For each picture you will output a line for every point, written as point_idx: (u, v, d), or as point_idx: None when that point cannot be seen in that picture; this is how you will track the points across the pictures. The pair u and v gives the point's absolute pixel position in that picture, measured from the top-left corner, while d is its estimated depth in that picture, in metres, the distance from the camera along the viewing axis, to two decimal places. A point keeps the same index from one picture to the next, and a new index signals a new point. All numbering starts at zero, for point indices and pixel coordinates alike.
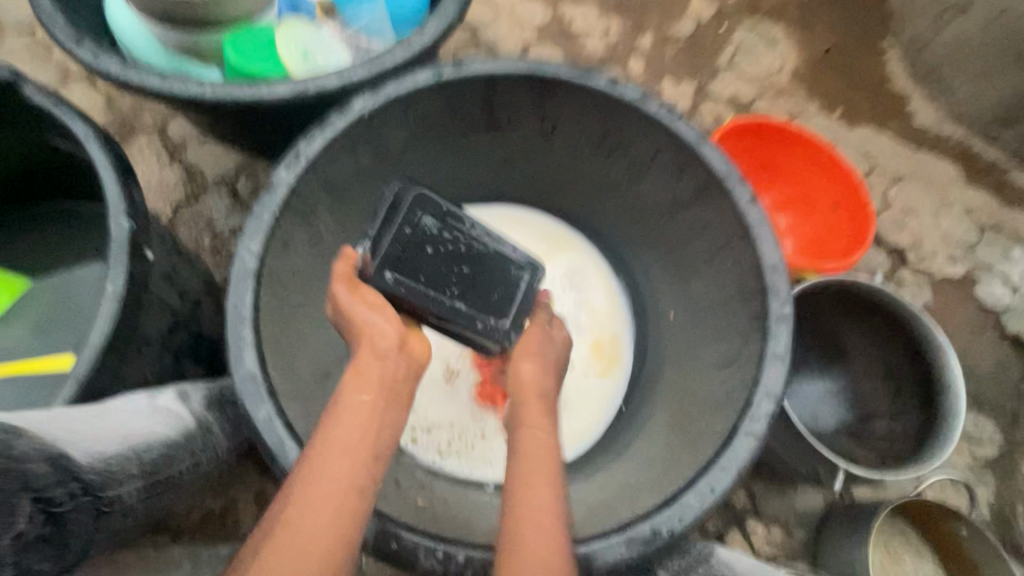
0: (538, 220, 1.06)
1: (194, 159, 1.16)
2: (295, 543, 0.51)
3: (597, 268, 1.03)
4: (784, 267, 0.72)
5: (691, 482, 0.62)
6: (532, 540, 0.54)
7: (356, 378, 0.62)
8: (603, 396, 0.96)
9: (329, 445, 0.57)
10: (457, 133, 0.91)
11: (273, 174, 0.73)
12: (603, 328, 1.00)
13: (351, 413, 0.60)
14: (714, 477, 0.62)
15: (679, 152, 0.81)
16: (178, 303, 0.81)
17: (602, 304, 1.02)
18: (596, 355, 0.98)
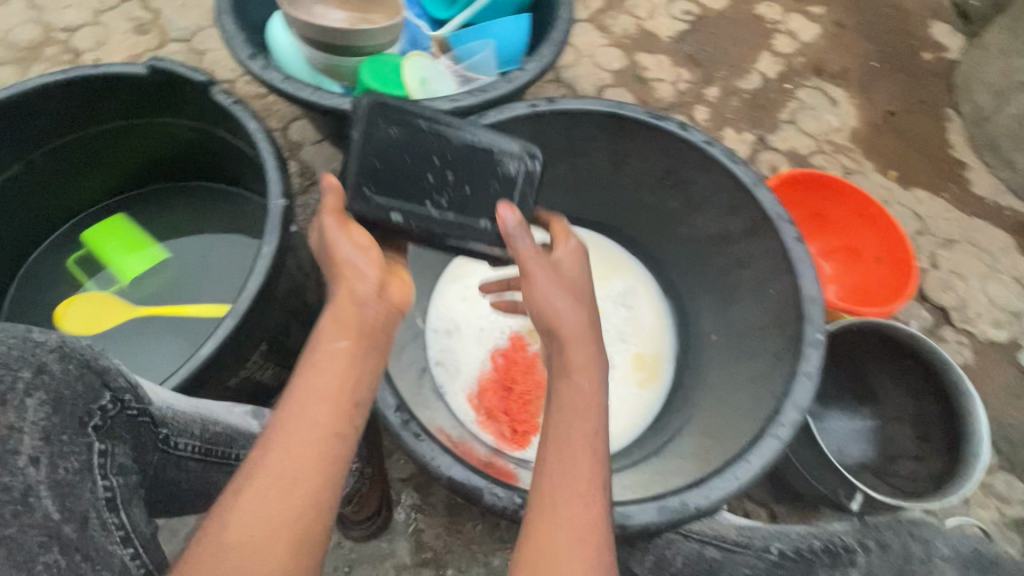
0: (598, 242, 1.18)
1: (309, 158, 1.37)
2: (281, 478, 0.53)
3: (649, 290, 1.14)
4: (821, 300, 0.82)
5: (720, 469, 0.72)
6: (562, 504, 0.58)
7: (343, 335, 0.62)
8: (638, 405, 1.05)
9: (309, 386, 0.58)
10: (540, 158, 1.06)
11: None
12: (644, 344, 1.11)
13: (329, 357, 0.60)
14: (740, 467, 0.72)
15: (736, 192, 0.92)
16: (298, 272, 0.98)
17: (647, 320, 1.12)
18: (636, 365, 1.09)
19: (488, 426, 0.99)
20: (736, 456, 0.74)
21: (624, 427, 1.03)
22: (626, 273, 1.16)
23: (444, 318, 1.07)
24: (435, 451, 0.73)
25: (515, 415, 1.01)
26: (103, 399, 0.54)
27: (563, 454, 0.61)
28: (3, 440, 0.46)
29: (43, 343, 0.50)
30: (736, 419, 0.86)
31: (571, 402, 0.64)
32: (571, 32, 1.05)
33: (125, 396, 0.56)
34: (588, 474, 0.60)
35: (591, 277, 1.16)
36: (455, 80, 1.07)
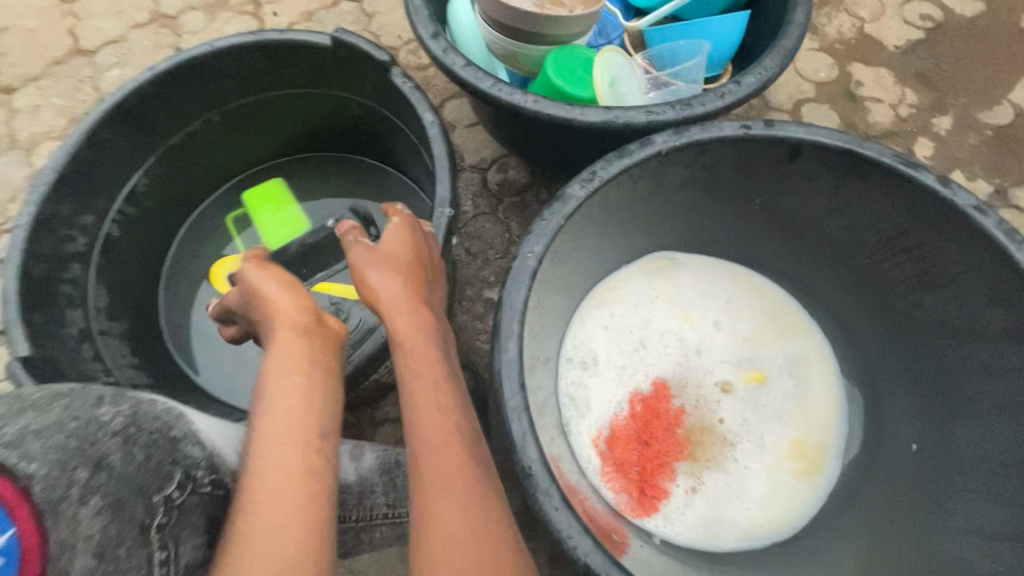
0: (771, 291, 0.99)
1: (459, 141, 1.30)
2: (256, 538, 0.49)
3: (826, 366, 0.94)
4: None
5: None
6: (451, 531, 0.53)
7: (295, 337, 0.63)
8: (791, 500, 0.87)
9: (273, 404, 0.57)
10: (731, 192, 0.90)
11: (567, 189, 0.78)
12: (807, 429, 0.91)
13: (285, 394, 0.57)
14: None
15: (1004, 279, 0.71)
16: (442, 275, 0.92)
17: (816, 401, 0.93)
18: (792, 453, 0.90)
19: (613, 479, 0.88)
20: None
21: (766, 522, 0.86)
22: (800, 336, 0.97)
23: (581, 347, 0.96)
24: (570, 529, 0.64)
25: (646, 476, 0.89)
26: (170, 489, 0.56)
27: (442, 482, 0.55)
28: (54, 557, 0.45)
29: (94, 420, 0.53)
30: None
31: (414, 376, 0.62)
32: (805, 36, 0.84)
33: (195, 473, 0.59)
34: (452, 460, 0.56)
35: (756, 330, 0.98)
36: (647, 85, 0.93)
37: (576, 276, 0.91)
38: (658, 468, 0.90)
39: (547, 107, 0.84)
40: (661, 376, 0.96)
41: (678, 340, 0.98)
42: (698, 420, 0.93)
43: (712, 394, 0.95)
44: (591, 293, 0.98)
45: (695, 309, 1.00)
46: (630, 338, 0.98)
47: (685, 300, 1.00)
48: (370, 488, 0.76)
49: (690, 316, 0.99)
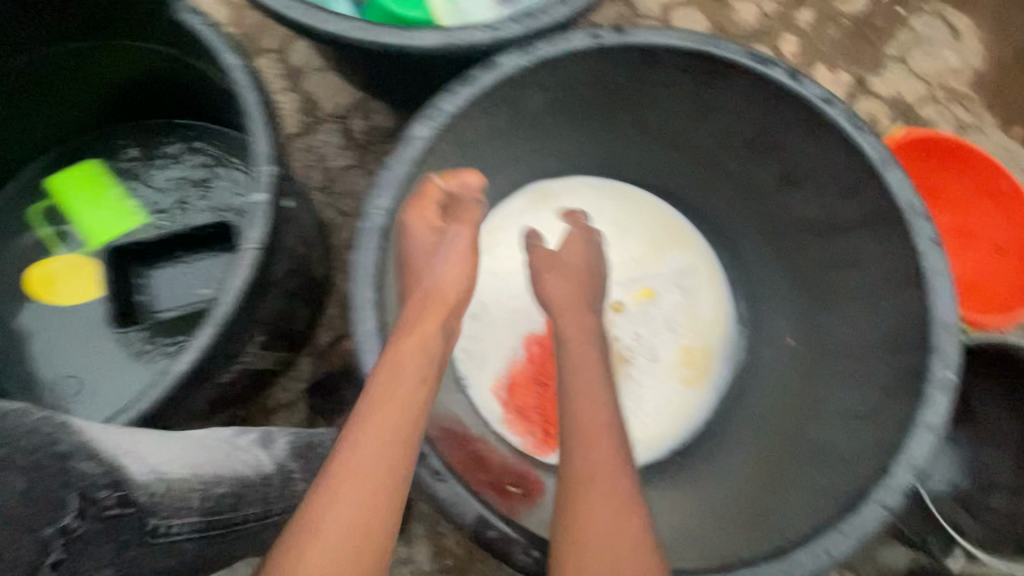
0: (652, 207, 0.96)
1: (313, 88, 1.15)
2: (344, 508, 0.49)
3: (711, 272, 0.94)
4: (958, 327, 0.63)
5: (805, 540, 0.59)
6: (599, 522, 0.56)
7: (436, 324, 0.66)
8: (683, 407, 0.89)
9: (384, 393, 0.57)
10: (596, 111, 0.85)
11: (410, 129, 0.70)
12: (694, 337, 0.92)
13: (402, 356, 0.60)
14: (831, 539, 0.57)
15: (852, 169, 0.72)
16: (300, 246, 0.82)
17: (702, 308, 0.93)
18: (683, 361, 0.91)
19: (518, 424, 0.88)
20: (824, 522, 0.60)
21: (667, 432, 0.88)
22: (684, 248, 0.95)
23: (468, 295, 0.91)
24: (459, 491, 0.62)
25: (546, 414, 0.89)
26: (67, 517, 0.44)
27: (585, 490, 0.58)
28: None
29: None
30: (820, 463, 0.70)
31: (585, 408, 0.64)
32: None
33: (104, 491, 0.47)
34: (601, 419, 0.63)
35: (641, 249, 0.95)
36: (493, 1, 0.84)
37: None
38: (556, 404, 0.89)
39: (377, 34, 0.73)
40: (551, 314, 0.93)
41: (567, 271, 0.94)
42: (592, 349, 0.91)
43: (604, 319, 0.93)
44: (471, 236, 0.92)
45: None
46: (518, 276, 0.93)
47: (570, 227, 0.95)
48: (288, 473, 0.67)
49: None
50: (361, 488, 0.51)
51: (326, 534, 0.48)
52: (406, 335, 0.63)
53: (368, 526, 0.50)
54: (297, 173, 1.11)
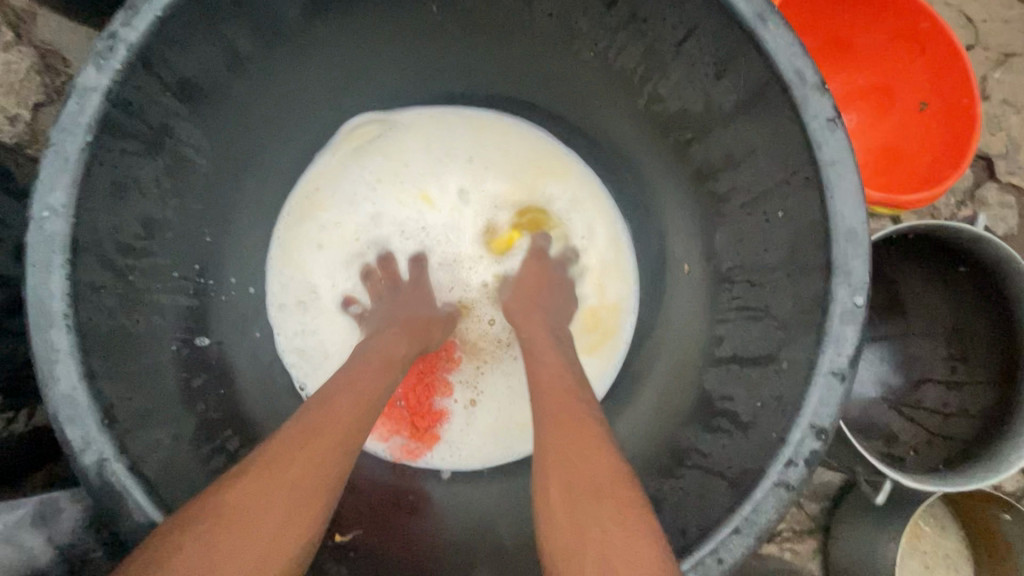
0: (520, 133, 0.76)
1: (48, 36, 0.86)
2: (260, 487, 0.44)
3: (599, 202, 0.77)
4: (865, 234, 0.47)
5: (691, 545, 0.46)
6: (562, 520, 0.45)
7: (389, 336, 0.61)
8: None
9: (343, 388, 0.53)
10: (387, 8, 0.60)
11: (79, 75, 0.46)
12: (592, 291, 0.76)
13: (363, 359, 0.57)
14: (723, 540, 0.45)
15: (722, 36, 0.52)
16: (15, 267, 0.60)
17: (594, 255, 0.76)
18: (586, 324, 0.76)
19: (379, 425, 0.71)
20: (717, 512, 0.48)
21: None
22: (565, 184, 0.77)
23: (294, 282, 0.71)
24: None
25: (411, 404, 0.72)
26: None
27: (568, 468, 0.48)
28: None
29: None
30: (719, 425, 0.56)
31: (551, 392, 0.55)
32: None
33: None
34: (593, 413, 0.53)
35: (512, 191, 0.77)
36: None
37: (222, 201, 0.62)
38: (422, 391, 0.72)
39: None
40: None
41: (420, 231, 0.76)
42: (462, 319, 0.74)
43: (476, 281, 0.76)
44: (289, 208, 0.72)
45: (431, 180, 0.76)
46: (360, 248, 0.74)
47: (420, 176, 0.76)
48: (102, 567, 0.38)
49: (429, 196, 0.76)
50: (291, 493, 0.45)
51: (255, 540, 0.42)
52: (379, 349, 0.59)
53: (288, 514, 0.44)
54: None
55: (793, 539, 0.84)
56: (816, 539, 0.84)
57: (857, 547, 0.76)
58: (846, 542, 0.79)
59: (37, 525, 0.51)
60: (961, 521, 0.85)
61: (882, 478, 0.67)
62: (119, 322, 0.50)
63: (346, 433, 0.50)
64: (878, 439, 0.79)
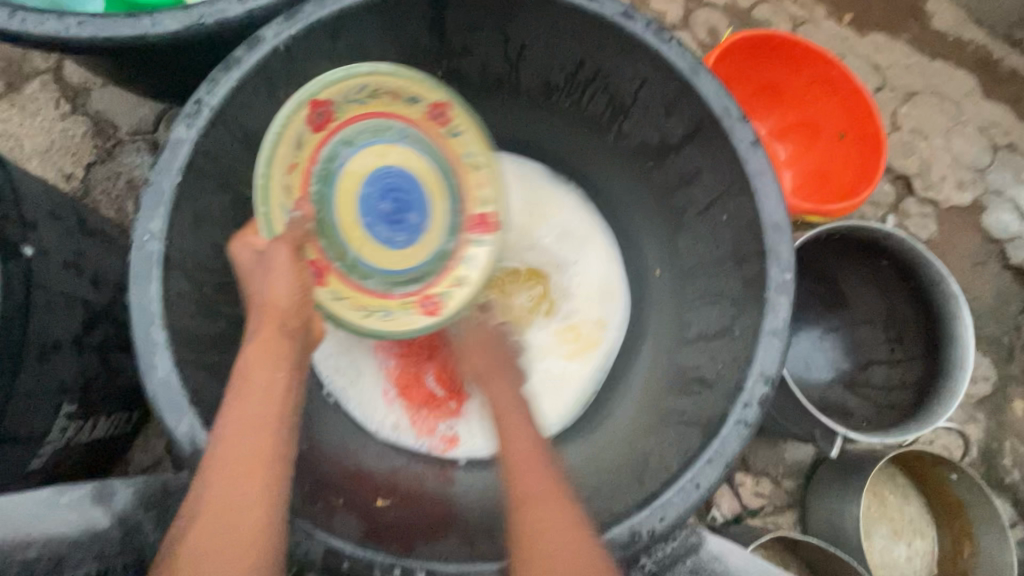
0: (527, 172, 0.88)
1: (102, 107, 1.00)
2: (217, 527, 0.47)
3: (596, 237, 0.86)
4: (788, 225, 0.62)
5: (673, 477, 0.57)
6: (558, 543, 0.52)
7: (266, 348, 0.56)
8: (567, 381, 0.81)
9: (247, 412, 0.52)
10: (404, 71, 0.75)
11: (171, 130, 0.57)
12: (590, 310, 0.83)
13: (257, 379, 0.54)
14: (699, 470, 0.56)
15: (668, 83, 0.68)
16: (91, 292, 0.70)
17: (597, 277, 0.85)
18: (568, 335, 0.83)
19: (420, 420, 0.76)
20: (693, 451, 0.58)
21: (558, 408, 0.79)
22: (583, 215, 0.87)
23: None
24: (310, 527, 0.55)
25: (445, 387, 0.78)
26: None
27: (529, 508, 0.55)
28: None
29: None
30: (692, 391, 0.67)
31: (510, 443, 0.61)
32: None
33: None
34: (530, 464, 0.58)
35: (470, 129, 0.72)
36: None
37: None
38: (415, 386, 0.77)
39: (107, 26, 0.61)
40: (298, 166, 0.68)
41: (314, 88, 0.65)
42: (412, 241, 0.73)
43: (383, 208, 0.72)
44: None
45: None
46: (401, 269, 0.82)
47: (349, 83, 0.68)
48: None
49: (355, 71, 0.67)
50: (247, 519, 0.48)
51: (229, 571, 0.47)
52: (247, 367, 0.55)
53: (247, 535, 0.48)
54: (106, 206, 0.97)
55: (775, 513, 0.93)
56: (794, 511, 0.93)
57: (830, 511, 0.86)
58: (820, 509, 0.89)
59: (97, 500, 0.56)
60: (919, 488, 0.96)
61: (834, 435, 0.79)
62: (197, 325, 0.60)
63: (274, 455, 0.51)
64: (837, 415, 0.90)
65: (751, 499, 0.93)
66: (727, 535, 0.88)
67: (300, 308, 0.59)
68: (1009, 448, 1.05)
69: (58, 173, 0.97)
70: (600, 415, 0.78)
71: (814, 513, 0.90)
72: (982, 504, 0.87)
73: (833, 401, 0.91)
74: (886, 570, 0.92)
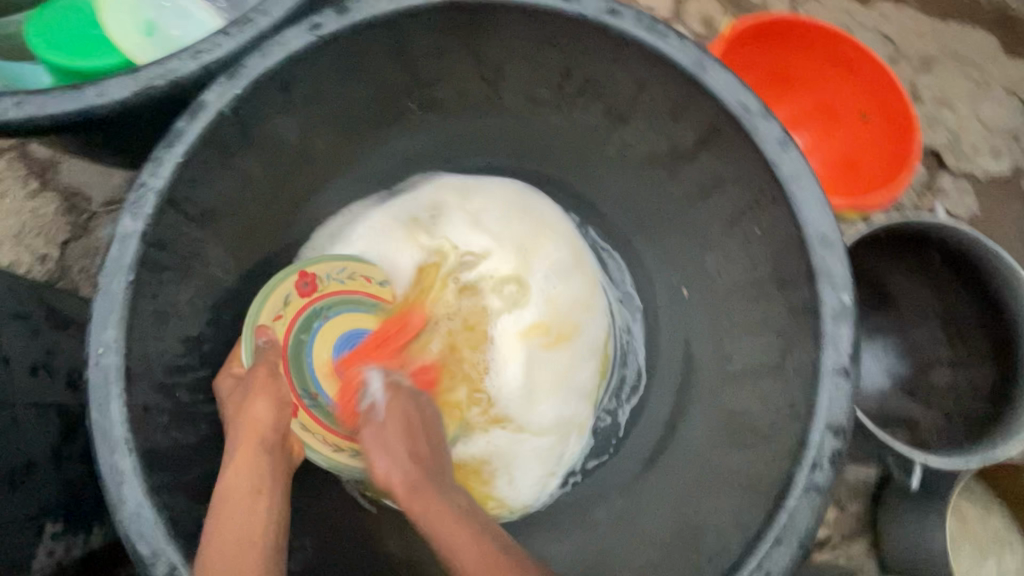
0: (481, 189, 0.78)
1: (72, 180, 0.95)
2: None
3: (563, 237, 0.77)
4: (837, 238, 0.53)
5: (739, 562, 0.48)
6: None
7: (246, 464, 0.52)
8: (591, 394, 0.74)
9: (226, 533, 0.47)
10: (380, 109, 0.69)
11: (115, 224, 0.51)
12: (559, 312, 0.74)
13: (235, 495, 0.50)
14: (766, 554, 0.48)
15: (675, 88, 0.60)
16: (65, 395, 0.63)
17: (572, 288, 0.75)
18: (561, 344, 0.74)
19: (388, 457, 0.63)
20: (761, 521, 0.50)
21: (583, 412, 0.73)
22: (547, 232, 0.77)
23: None
24: None
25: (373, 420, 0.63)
26: None
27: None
28: None
29: None
30: (745, 441, 0.59)
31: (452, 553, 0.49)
32: None
33: None
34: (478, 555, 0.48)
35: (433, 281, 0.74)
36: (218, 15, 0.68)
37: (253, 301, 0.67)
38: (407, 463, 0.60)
39: (44, 106, 0.55)
40: (282, 319, 0.64)
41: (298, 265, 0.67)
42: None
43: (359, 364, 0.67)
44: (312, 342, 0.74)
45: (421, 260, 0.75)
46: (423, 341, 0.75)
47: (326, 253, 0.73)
48: None
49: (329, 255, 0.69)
50: None
51: None
52: (226, 486, 0.50)
53: None
54: (84, 285, 0.91)
55: (845, 543, 0.84)
56: (865, 539, 0.84)
57: (909, 540, 0.77)
58: (896, 537, 0.79)
59: None
60: (1000, 498, 0.87)
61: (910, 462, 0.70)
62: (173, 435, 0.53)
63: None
64: (902, 431, 0.81)
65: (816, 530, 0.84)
66: None
67: (282, 422, 0.56)
68: None
69: (31, 256, 0.91)
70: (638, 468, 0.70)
71: (890, 541, 0.80)
72: None
73: (892, 412, 0.83)
74: None
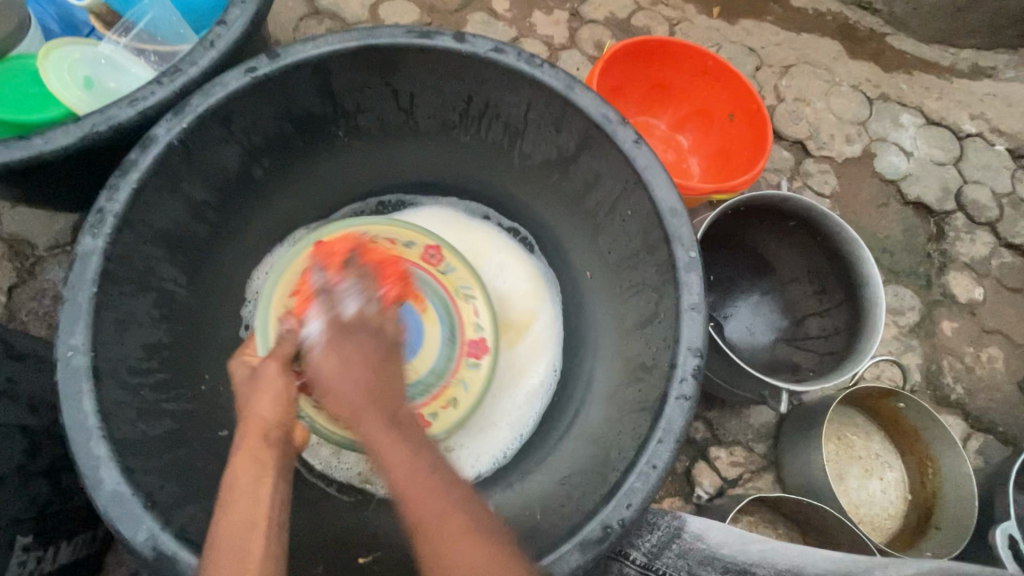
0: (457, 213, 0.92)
1: (16, 229, 0.99)
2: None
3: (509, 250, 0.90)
4: (683, 208, 0.67)
5: (632, 463, 0.59)
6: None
7: (250, 457, 0.54)
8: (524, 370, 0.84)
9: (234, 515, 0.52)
10: (310, 140, 0.79)
11: (77, 244, 0.58)
12: (511, 305, 0.88)
13: (239, 482, 0.53)
14: (653, 452, 0.59)
15: (550, 103, 0.73)
16: (29, 417, 0.69)
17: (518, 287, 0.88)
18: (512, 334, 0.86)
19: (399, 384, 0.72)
20: (645, 435, 0.61)
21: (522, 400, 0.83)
22: (498, 246, 0.90)
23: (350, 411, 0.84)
24: None
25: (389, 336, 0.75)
26: None
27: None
28: None
29: None
30: (638, 378, 0.71)
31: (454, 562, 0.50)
32: None
33: None
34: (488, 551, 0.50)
35: (458, 265, 0.84)
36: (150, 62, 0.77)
37: (204, 314, 0.75)
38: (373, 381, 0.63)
39: None
40: None
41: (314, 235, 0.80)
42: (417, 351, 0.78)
43: None
44: (246, 330, 0.81)
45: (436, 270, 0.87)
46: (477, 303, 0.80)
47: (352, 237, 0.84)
48: None
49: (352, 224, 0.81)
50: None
51: None
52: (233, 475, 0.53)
53: None
54: (33, 326, 0.95)
55: (753, 478, 0.97)
56: (770, 472, 0.97)
57: (801, 465, 0.90)
58: (792, 465, 0.92)
59: None
60: (878, 423, 1.01)
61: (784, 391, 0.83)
62: (138, 429, 0.60)
63: (264, 562, 0.50)
64: (786, 372, 0.95)
65: (729, 470, 0.96)
66: (711, 509, 0.91)
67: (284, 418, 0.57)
68: (947, 366, 1.14)
69: None
70: (558, 422, 0.80)
71: (789, 470, 0.93)
72: (933, 425, 0.93)
73: (780, 360, 0.97)
74: (866, 510, 0.96)
